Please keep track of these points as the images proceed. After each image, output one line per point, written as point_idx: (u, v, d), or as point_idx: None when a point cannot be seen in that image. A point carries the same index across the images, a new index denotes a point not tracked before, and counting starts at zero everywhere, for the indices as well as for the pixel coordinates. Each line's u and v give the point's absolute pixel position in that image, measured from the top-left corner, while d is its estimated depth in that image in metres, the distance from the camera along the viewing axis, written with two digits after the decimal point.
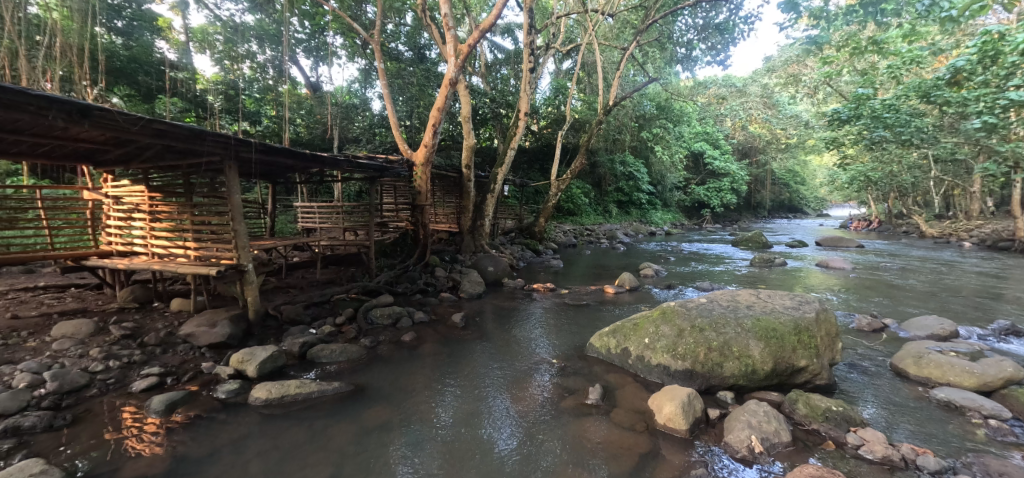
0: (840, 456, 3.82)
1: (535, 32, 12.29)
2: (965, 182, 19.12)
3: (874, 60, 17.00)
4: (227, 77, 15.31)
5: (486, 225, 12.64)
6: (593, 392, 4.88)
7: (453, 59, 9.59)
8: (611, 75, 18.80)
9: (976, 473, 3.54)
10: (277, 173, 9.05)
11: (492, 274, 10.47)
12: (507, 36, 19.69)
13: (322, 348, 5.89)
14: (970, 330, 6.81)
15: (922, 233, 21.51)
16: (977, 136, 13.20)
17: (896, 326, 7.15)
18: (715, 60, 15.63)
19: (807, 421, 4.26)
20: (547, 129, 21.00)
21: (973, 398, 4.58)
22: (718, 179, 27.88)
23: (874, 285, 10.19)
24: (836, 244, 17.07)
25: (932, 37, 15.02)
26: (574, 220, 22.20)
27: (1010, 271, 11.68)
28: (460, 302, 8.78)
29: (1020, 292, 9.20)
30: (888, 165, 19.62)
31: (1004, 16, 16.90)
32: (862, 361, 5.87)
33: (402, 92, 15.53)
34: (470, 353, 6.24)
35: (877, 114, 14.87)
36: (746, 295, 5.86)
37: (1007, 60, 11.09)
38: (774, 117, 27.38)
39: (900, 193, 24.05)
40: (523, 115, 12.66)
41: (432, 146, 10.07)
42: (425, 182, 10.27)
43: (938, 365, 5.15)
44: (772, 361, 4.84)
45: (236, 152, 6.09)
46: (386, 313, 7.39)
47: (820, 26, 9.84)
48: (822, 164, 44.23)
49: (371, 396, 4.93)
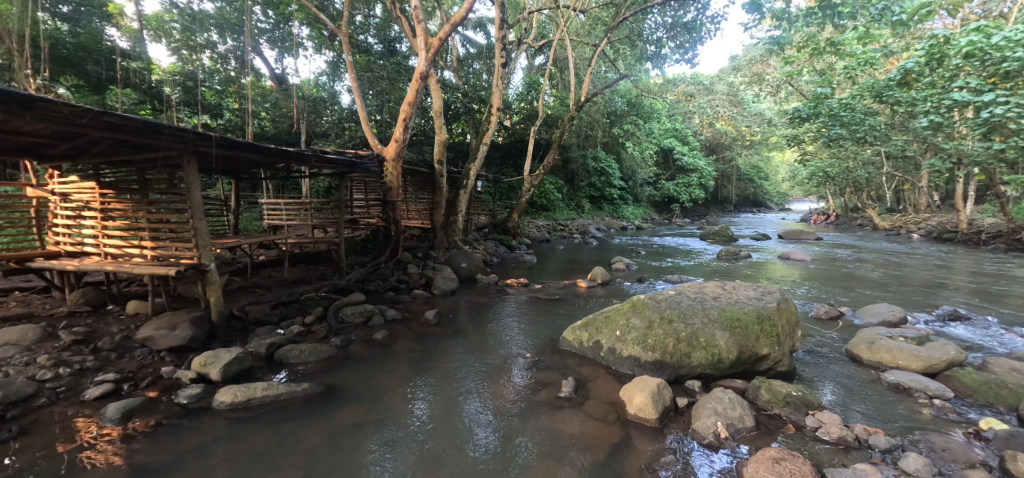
0: (800, 438, 4.01)
1: (507, 27, 12.25)
2: (913, 177, 20.32)
3: (831, 61, 17.77)
4: (185, 68, 14.57)
5: (459, 221, 12.57)
6: (566, 386, 4.95)
7: (424, 52, 9.40)
8: (583, 71, 18.91)
9: (922, 450, 3.78)
10: (240, 168, 8.71)
11: (465, 270, 10.43)
12: (479, 31, 19.56)
13: (290, 348, 5.75)
14: (918, 316, 7.26)
15: (875, 226, 22.71)
16: (925, 133, 13.99)
17: (851, 313, 7.54)
18: (683, 58, 16.00)
19: (769, 407, 4.44)
20: (520, 125, 21.05)
21: (921, 380, 4.88)
22: (687, 174, 28.60)
23: (832, 275, 10.70)
24: (798, 237, 17.82)
25: (884, 40, 15.81)
26: (548, 215, 22.41)
27: (954, 261, 12.47)
28: (433, 299, 8.71)
29: (962, 280, 9.86)
30: (844, 161, 20.62)
31: (949, 21, 17.94)
32: (819, 347, 6.17)
33: (373, 85, 15.20)
34: (444, 350, 6.20)
35: (834, 113, 15.65)
36: (712, 287, 6.04)
37: (951, 63, 11.87)
38: (739, 115, 28.28)
39: (855, 188, 25.27)
40: (496, 111, 12.61)
41: (404, 141, 9.89)
42: (396, 178, 10.10)
43: (888, 349, 5.46)
44: (737, 349, 5.03)
45: (196, 147, 5.83)
46: (357, 312, 7.26)
47: (781, 27, 10.19)
48: (783, 161, 46.36)
49: (343, 396, 4.84)
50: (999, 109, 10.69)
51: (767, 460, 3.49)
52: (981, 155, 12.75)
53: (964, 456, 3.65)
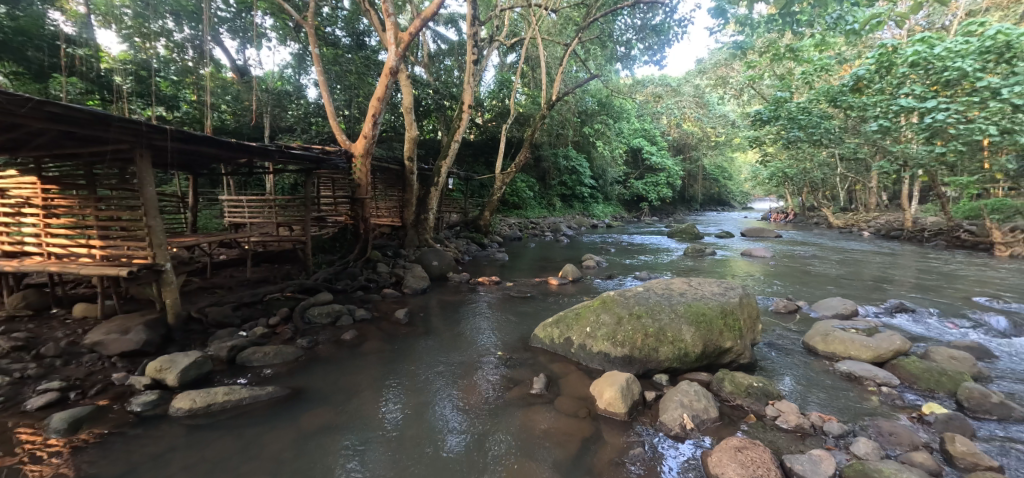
0: (760, 427, 4.18)
1: (479, 24, 12.16)
2: (864, 177, 21.50)
3: (790, 66, 18.53)
4: (138, 57, 13.77)
5: (430, 219, 12.45)
6: (538, 382, 4.98)
7: (394, 47, 9.21)
8: (554, 70, 18.93)
9: (871, 435, 4.00)
10: (198, 163, 8.33)
11: (436, 269, 10.33)
12: (451, 27, 19.39)
13: (253, 351, 5.55)
14: (868, 309, 7.69)
15: (829, 224, 23.90)
16: (875, 137, 14.77)
17: (807, 307, 7.92)
18: (652, 60, 16.32)
19: (732, 398, 4.61)
20: (492, 122, 21.05)
21: (870, 369, 5.17)
22: (656, 174, 29.31)
23: (790, 271, 11.22)
24: (759, 235, 18.59)
25: (839, 48, 16.60)
26: (519, 213, 22.48)
27: (900, 257, 13.27)
28: (404, 298, 8.60)
29: (908, 275, 10.50)
30: (802, 162, 21.58)
31: (897, 31, 19.00)
32: (778, 339, 6.44)
33: (340, 80, 14.79)
34: (415, 350, 6.13)
35: (793, 116, 16.39)
36: (679, 283, 6.22)
37: (899, 71, 12.64)
38: (705, 116, 29.13)
39: (812, 188, 26.51)
40: (467, 108, 12.51)
41: (373, 136, 9.64)
42: (365, 174, 9.85)
43: (841, 340, 5.76)
44: (702, 343, 5.19)
45: (149, 140, 5.53)
46: (324, 312, 7.07)
47: (743, 33, 10.55)
48: (745, 161, 48.36)
49: (310, 399, 4.72)
50: (941, 115, 11.54)
51: (730, 449, 3.62)
52: (925, 159, 13.59)
53: (908, 439, 3.89)
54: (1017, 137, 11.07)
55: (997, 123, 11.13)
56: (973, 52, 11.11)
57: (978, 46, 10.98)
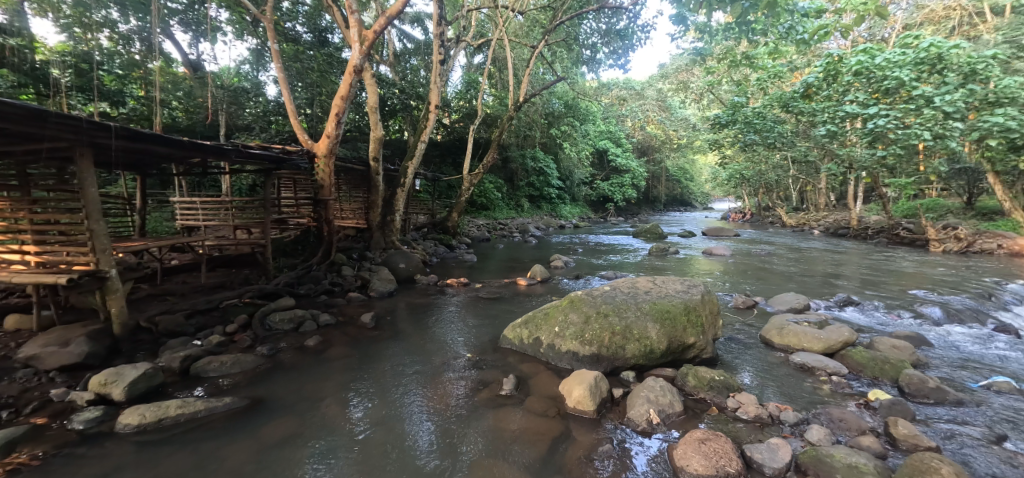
0: (722, 419, 4.34)
1: (445, 23, 12.05)
2: (813, 179, 22.72)
3: (747, 73, 19.32)
4: (78, 48, 12.87)
5: (397, 220, 12.24)
6: (507, 383, 4.99)
7: (357, 45, 8.97)
8: (520, 72, 18.97)
9: (823, 422, 4.23)
10: (147, 163, 7.87)
11: (404, 271, 10.17)
12: (416, 26, 19.14)
13: (209, 361, 5.30)
14: (819, 303, 8.13)
15: (783, 223, 25.11)
16: (823, 141, 15.61)
17: (764, 302, 8.27)
18: (616, 64, 16.64)
19: (695, 392, 4.77)
20: (459, 123, 20.93)
21: (822, 360, 5.45)
22: (621, 175, 29.95)
23: (748, 269, 11.72)
24: (719, 234, 19.32)
25: (791, 56, 17.48)
26: (487, 214, 22.43)
27: (848, 254, 14.07)
28: (370, 301, 8.41)
29: (854, 271, 11.16)
30: (758, 165, 22.58)
31: (842, 42, 20.19)
32: (738, 334, 6.70)
33: (301, 77, 14.30)
34: (383, 354, 6.02)
35: (749, 120, 17.17)
36: (644, 282, 6.36)
37: (844, 79, 13.44)
38: (667, 119, 30.00)
39: (767, 189, 27.78)
40: (434, 108, 12.37)
41: (337, 136, 9.34)
42: (328, 175, 9.54)
43: (796, 333, 6.05)
44: (667, 340, 5.34)
45: (91, 138, 5.17)
46: (285, 318, 6.82)
47: (703, 40, 10.92)
48: (705, 163, 50.32)
49: (271, 409, 4.55)
50: (881, 121, 12.37)
51: (694, 441, 3.73)
52: (868, 162, 14.48)
53: (856, 424, 4.13)
54: (948, 142, 11.97)
55: (931, 129, 11.98)
56: (909, 63, 12.00)
57: (913, 57, 11.93)
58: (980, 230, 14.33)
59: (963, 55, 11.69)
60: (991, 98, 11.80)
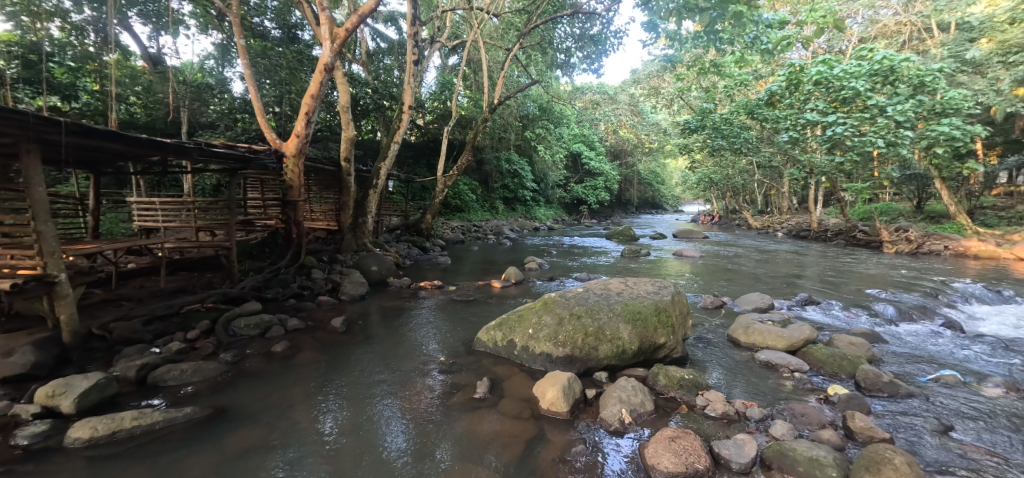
0: (691, 416, 4.45)
1: (420, 24, 11.95)
2: (777, 183, 23.63)
3: (715, 80, 19.93)
4: (26, 38, 12.11)
5: (369, 222, 12.02)
6: (481, 386, 4.96)
7: (328, 42, 8.76)
8: (495, 74, 18.98)
9: (786, 417, 4.39)
10: (101, 161, 7.48)
11: (376, 274, 10.00)
12: (390, 25, 18.90)
13: (168, 369, 5.06)
14: (782, 303, 8.44)
15: (749, 226, 25.99)
16: (787, 147, 16.24)
17: (731, 302, 8.53)
18: (590, 68, 16.87)
19: (666, 390, 4.87)
20: (433, 124, 20.77)
21: (785, 357, 5.66)
22: (594, 178, 30.37)
23: (716, 270, 12.07)
24: (689, 236, 19.82)
25: (755, 66, 18.17)
26: (462, 216, 22.33)
27: (809, 256, 14.68)
28: (341, 305, 8.23)
29: (815, 272, 11.65)
30: (726, 169, 23.33)
31: (803, 53, 21.11)
32: (706, 334, 6.89)
33: (270, 74, 13.86)
34: (354, 359, 5.89)
35: (717, 126, 17.72)
36: (616, 283, 6.46)
37: (805, 88, 14.06)
38: (639, 124, 30.61)
39: (734, 193, 28.70)
40: (408, 109, 12.23)
41: (306, 135, 9.09)
42: (297, 176, 9.26)
43: (761, 332, 6.27)
44: (638, 340, 5.44)
45: (38, 133, 4.90)
46: (251, 323, 6.59)
47: (674, 47, 11.21)
48: (676, 167, 51.63)
49: (236, 419, 4.38)
50: (839, 128, 12.98)
51: (665, 439, 3.81)
52: (827, 167, 15.17)
53: (816, 418, 4.29)
54: (900, 150, 12.66)
55: (884, 137, 12.66)
56: (864, 74, 12.67)
57: (868, 69, 12.60)
58: (929, 233, 15.20)
59: (913, 68, 12.40)
60: (938, 108, 12.58)
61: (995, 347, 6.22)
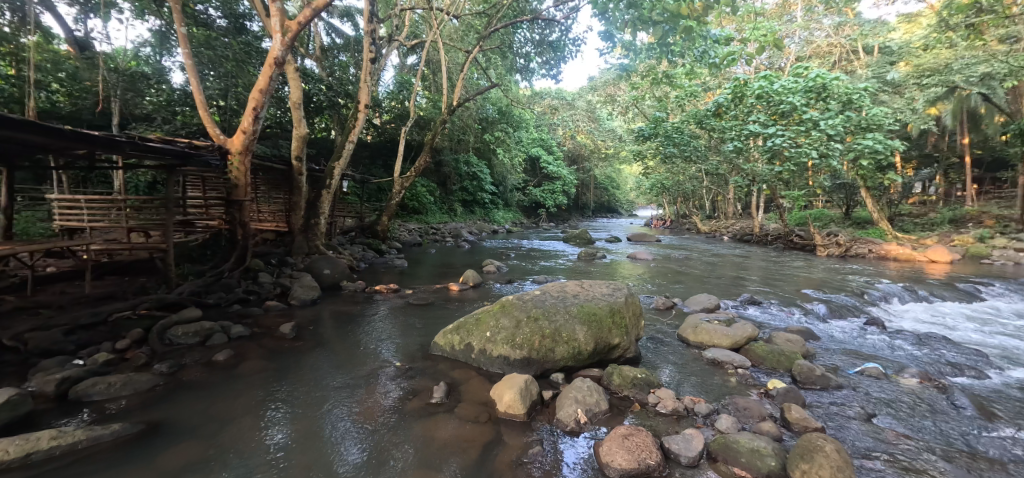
0: (644, 414, 4.60)
1: (378, 21, 11.69)
2: (723, 190, 24.91)
3: (667, 90, 20.78)
4: None
5: (322, 223, 11.59)
6: (437, 391, 4.90)
7: (279, 35, 8.35)
8: (454, 76, 18.85)
9: (731, 411, 4.62)
10: (16, 154, 6.78)
11: (328, 277, 9.65)
12: (346, 21, 18.39)
13: (94, 383, 4.65)
14: (727, 303, 8.89)
15: (698, 230, 27.21)
16: (732, 156, 17.17)
17: (681, 303, 8.89)
18: (549, 74, 17.13)
19: (620, 390, 5.00)
20: (390, 124, 20.37)
21: (729, 355, 5.97)
22: (552, 182, 30.83)
23: (668, 272, 12.54)
24: (643, 239, 20.50)
25: (704, 78, 19.14)
26: (419, 218, 21.97)
27: (751, 259, 15.55)
28: (291, 310, 7.87)
29: (758, 274, 12.35)
30: (677, 175, 24.33)
31: (748, 67, 22.43)
32: (657, 334, 7.14)
33: (214, 65, 13.09)
34: (304, 366, 5.66)
35: (668, 134, 18.49)
36: (573, 286, 6.58)
37: (749, 101, 14.94)
38: (596, 130, 31.39)
39: (685, 198, 29.98)
40: (364, 108, 11.91)
41: (254, 132, 8.60)
42: (244, 174, 8.65)
43: (708, 331, 6.58)
44: (594, 341, 5.56)
45: None
46: (190, 331, 6.17)
47: (629, 57, 11.62)
48: (630, 172, 53.40)
49: (172, 434, 4.09)
50: (778, 139, 13.88)
51: (618, 437, 3.90)
52: (768, 176, 16.17)
53: (757, 411, 4.55)
54: (831, 161, 13.67)
55: (817, 149, 13.67)
56: (801, 90, 13.65)
57: (803, 85, 13.59)
58: (855, 238, 16.52)
59: (842, 86, 13.46)
60: (863, 124, 13.69)
61: (911, 340, 6.84)
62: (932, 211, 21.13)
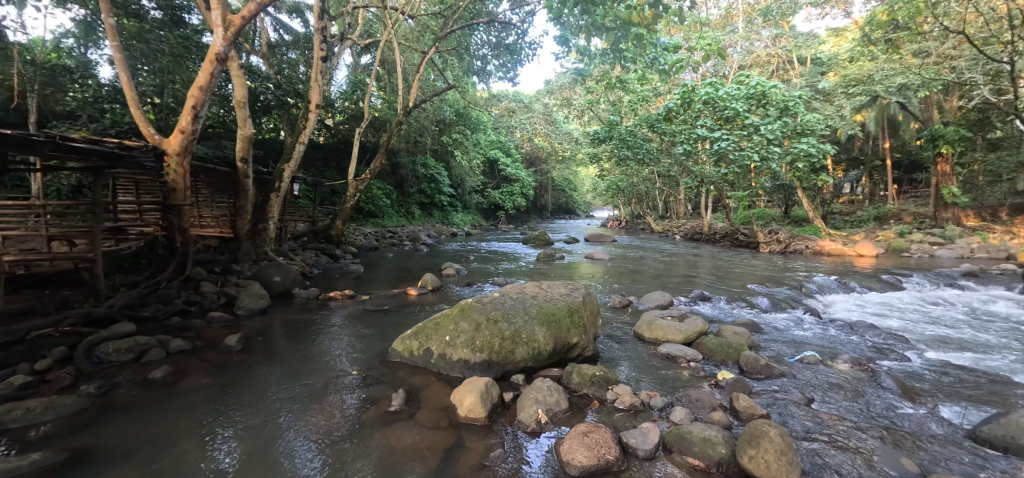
0: (603, 411, 4.69)
1: (329, 18, 11.29)
2: (674, 191, 25.95)
3: (620, 95, 21.39)
4: None
5: (270, 228, 11.05)
6: (396, 399, 4.79)
7: (221, 30, 7.84)
8: (410, 76, 18.54)
9: (685, 403, 4.81)
10: None
11: (278, 284, 9.22)
12: (295, 17, 17.69)
13: (10, 409, 4.21)
14: (679, 300, 9.26)
15: (651, 230, 28.21)
16: (682, 159, 17.94)
17: (636, 301, 9.17)
18: (506, 77, 17.20)
19: (579, 388, 5.09)
20: (344, 125, 19.78)
21: (682, 349, 6.22)
22: (511, 184, 31.00)
23: (623, 271, 12.91)
24: (600, 240, 21.01)
25: (655, 84, 19.91)
26: (375, 221, 21.46)
27: (701, 257, 16.30)
28: (237, 321, 7.45)
29: (707, 271, 12.94)
30: (631, 177, 25.14)
31: (695, 74, 23.53)
32: (615, 331, 7.33)
33: (148, 59, 12.19)
34: (253, 380, 5.37)
35: (623, 138, 19.08)
36: (532, 287, 6.63)
37: (696, 106, 15.66)
38: (553, 132, 31.91)
39: (639, 199, 31.01)
40: (315, 107, 11.46)
41: (193, 132, 8.03)
42: (182, 177, 8.06)
43: (662, 327, 6.82)
44: (553, 341, 5.63)
45: None
46: (123, 347, 5.71)
47: (584, 62, 11.87)
48: (586, 175, 54.58)
49: (103, 461, 3.77)
50: (723, 143, 14.64)
51: (578, 435, 3.96)
52: (715, 178, 17.01)
53: (709, 402, 4.76)
54: (771, 164, 14.56)
55: (757, 152, 14.55)
56: (743, 97, 14.47)
57: (745, 92, 14.42)
58: (793, 236, 17.68)
59: (780, 94, 14.40)
60: (799, 129, 14.67)
61: (844, 328, 7.38)
62: (860, 210, 22.94)
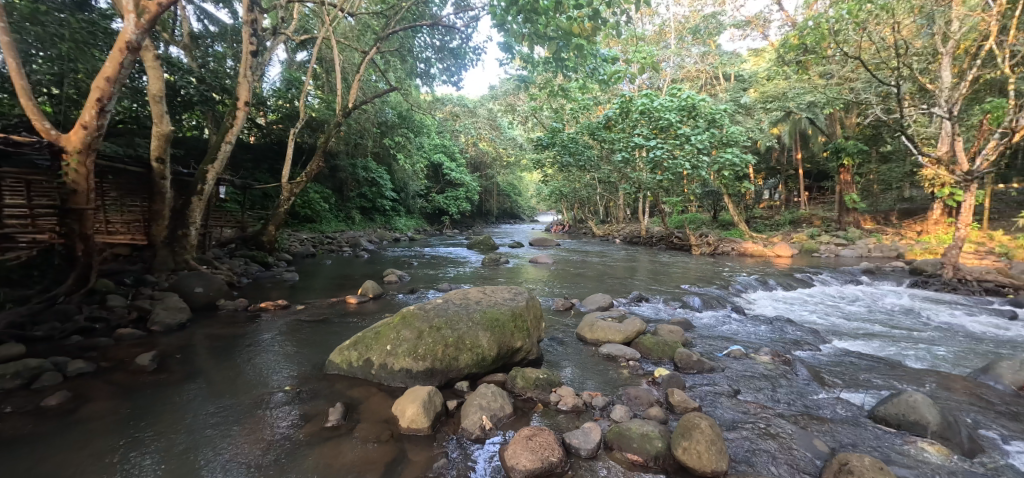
0: (547, 413, 4.76)
1: (260, 11, 10.60)
2: (614, 196, 26.99)
3: (562, 102, 22.01)
4: None
5: (192, 234, 10.17)
6: (334, 413, 4.56)
7: (133, 16, 6.98)
8: (350, 77, 17.94)
9: (624, 402, 4.97)
10: None
11: (201, 295, 8.52)
12: (222, 7, 16.52)
13: None
14: (619, 301, 9.60)
15: (593, 234, 29.15)
16: (621, 166, 18.74)
17: (578, 303, 9.40)
18: (449, 80, 17.10)
19: (524, 392, 5.12)
20: (277, 125, 18.75)
21: (622, 349, 6.45)
22: (455, 188, 30.77)
23: (567, 274, 13.25)
24: (544, 244, 21.34)
25: (595, 93, 20.81)
26: (313, 227, 20.46)
27: (640, 259, 17.06)
28: (151, 337, 6.78)
29: (645, 272, 13.56)
30: (574, 182, 25.87)
31: (632, 86, 24.77)
32: (559, 334, 7.47)
33: (44, 44, 10.75)
34: (170, 402, 4.91)
35: (565, 144, 19.74)
36: (476, 291, 6.60)
37: (634, 116, 16.43)
38: (498, 138, 32.14)
39: (581, 204, 31.94)
40: (243, 105, 10.72)
41: (97, 127, 7.11)
42: (84, 179, 7.09)
43: (602, 328, 7.03)
44: (497, 346, 5.63)
45: None
46: (6, 372, 4.98)
47: (527, 69, 12.07)
48: (530, 179, 55.70)
49: None
50: (658, 151, 15.46)
51: (522, 439, 3.97)
52: (651, 184, 17.94)
53: (646, 398, 4.96)
54: (700, 172, 15.56)
55: (689, 161, 15.48)
56: (674, 108, 15.43)
57: (677, 104, 15.36)
58: (721, 239, 18.97)
59: (707, 107, 15.51)
60: (725, 140, 15.80)
61: (764, 324, 8.01)
62: (777, 214, 25.10)
